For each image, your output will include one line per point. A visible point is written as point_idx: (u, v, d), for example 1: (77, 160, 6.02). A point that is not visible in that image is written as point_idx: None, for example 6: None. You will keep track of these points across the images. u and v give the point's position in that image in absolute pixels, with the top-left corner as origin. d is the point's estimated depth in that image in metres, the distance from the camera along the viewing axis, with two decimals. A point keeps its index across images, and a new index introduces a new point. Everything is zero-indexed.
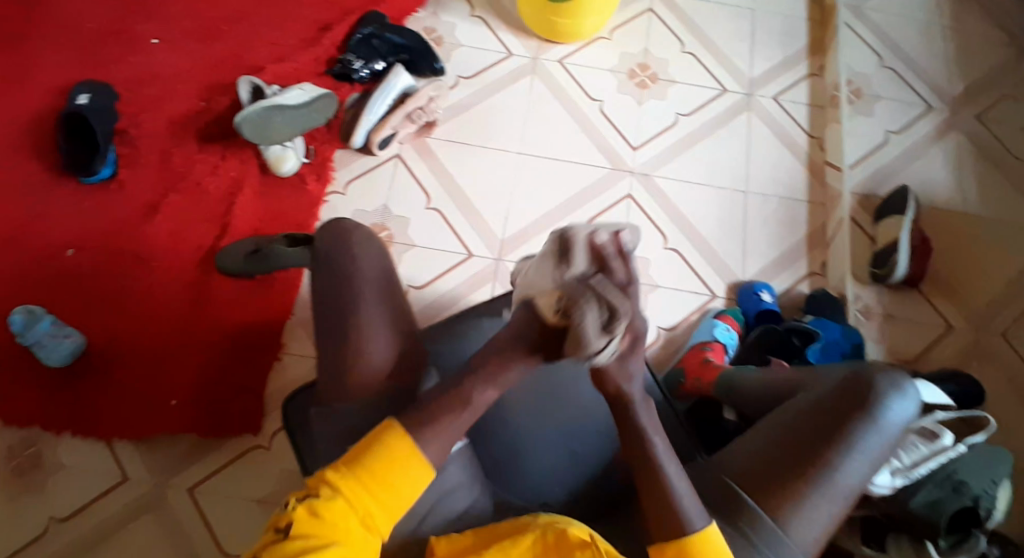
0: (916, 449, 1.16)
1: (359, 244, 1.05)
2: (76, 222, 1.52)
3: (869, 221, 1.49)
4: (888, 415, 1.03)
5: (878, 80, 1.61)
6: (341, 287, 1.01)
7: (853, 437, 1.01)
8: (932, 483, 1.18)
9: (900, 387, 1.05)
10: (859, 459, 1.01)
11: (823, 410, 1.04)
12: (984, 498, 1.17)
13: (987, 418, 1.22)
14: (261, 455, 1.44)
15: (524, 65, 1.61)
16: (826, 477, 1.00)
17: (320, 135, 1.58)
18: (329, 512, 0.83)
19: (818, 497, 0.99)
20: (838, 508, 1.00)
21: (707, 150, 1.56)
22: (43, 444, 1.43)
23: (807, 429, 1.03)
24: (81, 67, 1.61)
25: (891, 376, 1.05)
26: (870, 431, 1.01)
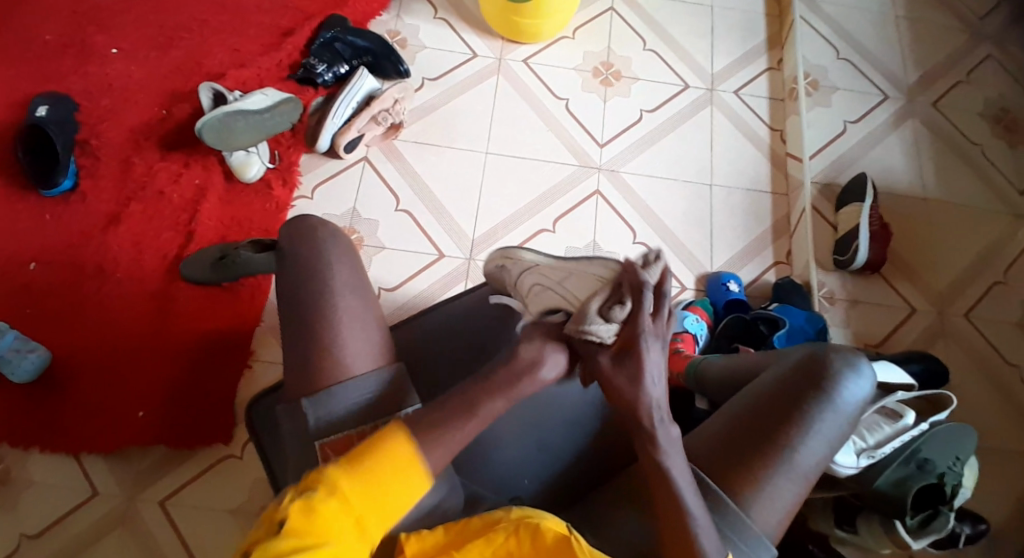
0: (880, 428, 1.19)
1: (324, 237, 1.05)
2: (37, 235, 1.50)
3: (829, 210, 1.53)
4: (843, 391, 1.04)
5: (835, 71, 1.64)
6: (310, 283, 1.01)
7: (810, 416, 1.03)
8: (898, 462, 1.18)
9: (854, 365, 1.07)
10: (815, 438, 1.02)
11: (781, 391, 1.05)
12: (949, 475, 1.18)
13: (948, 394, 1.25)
14: (234, 464, 1.42)
15: (489, 65, 1.62)
16: (785, 457, 1.01)
17: (286, 140, 1.57)
18: (320, 508, 0.81)
19: (778, 476, 1.00)
20: (800, 487, 1.01)
21: (672, 145, 1.58)
22: (10, 461, 1.39)
23: (766, 411, 1.04)
24: (37, 78, 1.58)
25: (846, 355, 1.07)
26: (826, 410, 1.03)
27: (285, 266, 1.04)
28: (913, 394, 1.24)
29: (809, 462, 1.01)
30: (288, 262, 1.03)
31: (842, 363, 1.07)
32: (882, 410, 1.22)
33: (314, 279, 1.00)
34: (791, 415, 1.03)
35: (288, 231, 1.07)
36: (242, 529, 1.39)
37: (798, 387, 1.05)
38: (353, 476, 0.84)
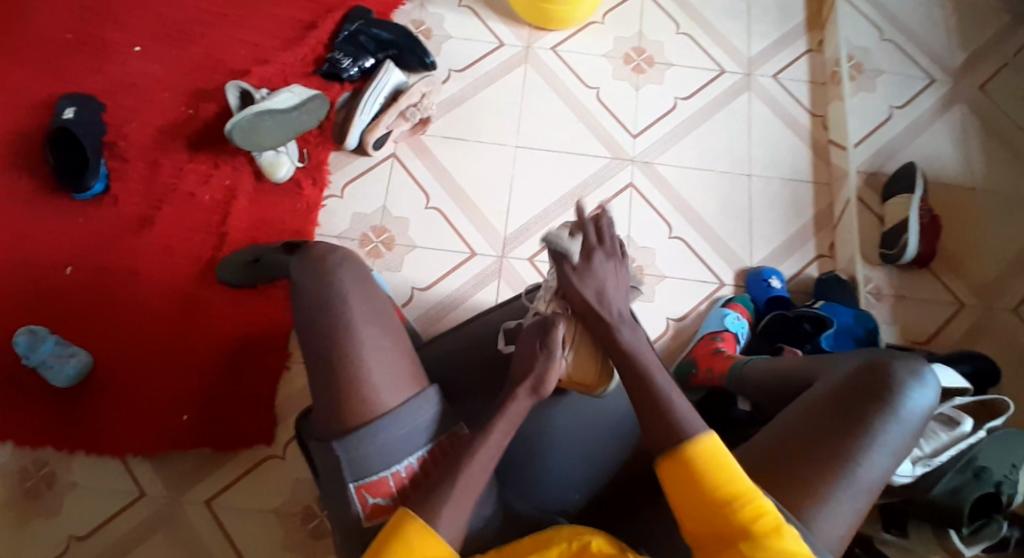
0: (937, 436, 1.22)
1: (335, 265, 1.08)
2: (71, 239, 1.50)
3: (874, 200, 1.48)
4: (907, 403, 1.01)
5: (878, 53, 1.57)
6: (325, 310, 1.04)
7: (873, 428, 1.00)
8: (953, 470, 1.20)
9: (917, 374, 1.04)
10: (880, 451, 0.99)
11: (840, 402, 1.02)
12: (1006, 484, 1.18)
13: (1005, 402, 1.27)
14: (275, 466, 1.44)
15: (517, 55, 1.58)
16: (848, 471, 0.98)
17: (313, 138, 1.55)
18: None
19: (842, 491, 0.97)
20: (862, 501, 0.99)
21: (706, 134, 1.53)
22: (55, 464, 1.42)
23: (826, 423, 1.02)
24: (63, 79, 1.57)
25: (908, 363, 1.05)
26: (890, 423, 1.00)
27: (301, 299, 1.06)
28: (970, 399, 1.24)
29: (873, 476, 0.99)
30: (301, 296, 1.06)
31: (903, 371, 1.04)
32: (939, 417, 1.24)
33: (328, 309, 1.04)
34: (853, 427, 1.00)
35: (303, 264, 1.09)
36: (284, 530, 1.41)
37: (858, 398, 1.02)
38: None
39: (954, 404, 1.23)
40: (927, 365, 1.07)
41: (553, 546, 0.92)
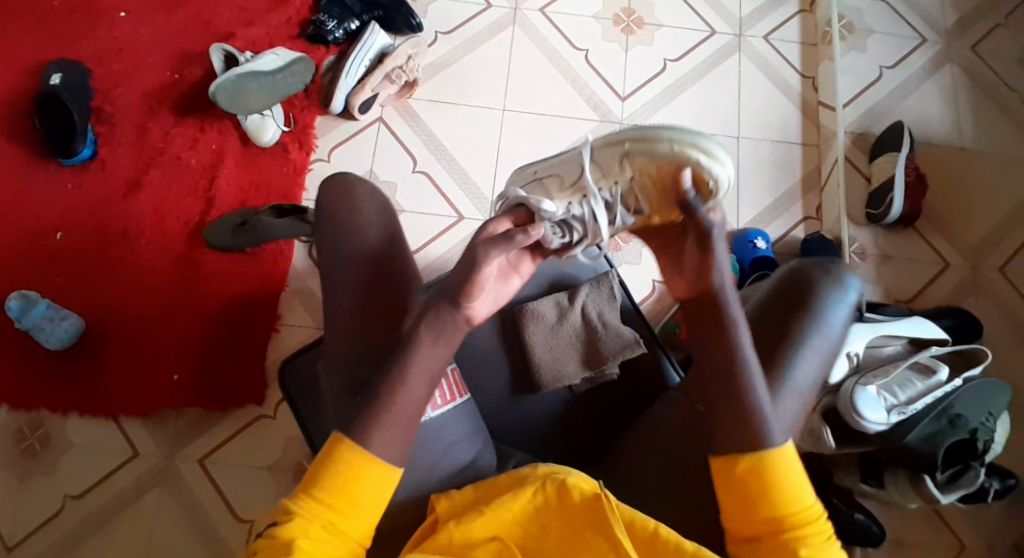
0: (912, 385, 1.23)
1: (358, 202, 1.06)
2: (60, 204, 1.51)
3: (862, 160, 1.49)
4: (831, 310, 1.01)
5: (871, 13, 1.56)
6: (334, 255, 1.03)
7: (801, 335, 0.99)
8: (929, 418, 1.21)
9: (839, 279, 1.02)
10: (811, 358, 0.99)
11: (770, 316, 1.01)
12: (982, 430, 1.21)
13: (981, 352, 1.27)
14: (267, 424, 1.47)
15: (504, 16, 1.56)
16: (785, 379, 0.97)
17: (299, 102, 1.54)
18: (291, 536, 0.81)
19: (783, 397, 0.97)
20: (799, 406, 0.98)
21: (697, 95, 1.51)
22: (50, 425, 1.45)
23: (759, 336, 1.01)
24: (48, 43, 1.56)
25: (827, 267, 1.03)
26: (815, 327, 0.99)
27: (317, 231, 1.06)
28: (948, 349, 1.27)
29: (808, 381, 0.99)
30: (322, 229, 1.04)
31: (825, 279, 1.02)
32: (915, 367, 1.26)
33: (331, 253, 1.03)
34: (783, 337, 1.00)
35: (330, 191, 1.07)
36: (277, 485, 1.44)
37: (784, 309, 1.01)
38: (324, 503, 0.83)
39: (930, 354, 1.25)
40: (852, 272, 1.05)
41: (527, 487, 0.90)
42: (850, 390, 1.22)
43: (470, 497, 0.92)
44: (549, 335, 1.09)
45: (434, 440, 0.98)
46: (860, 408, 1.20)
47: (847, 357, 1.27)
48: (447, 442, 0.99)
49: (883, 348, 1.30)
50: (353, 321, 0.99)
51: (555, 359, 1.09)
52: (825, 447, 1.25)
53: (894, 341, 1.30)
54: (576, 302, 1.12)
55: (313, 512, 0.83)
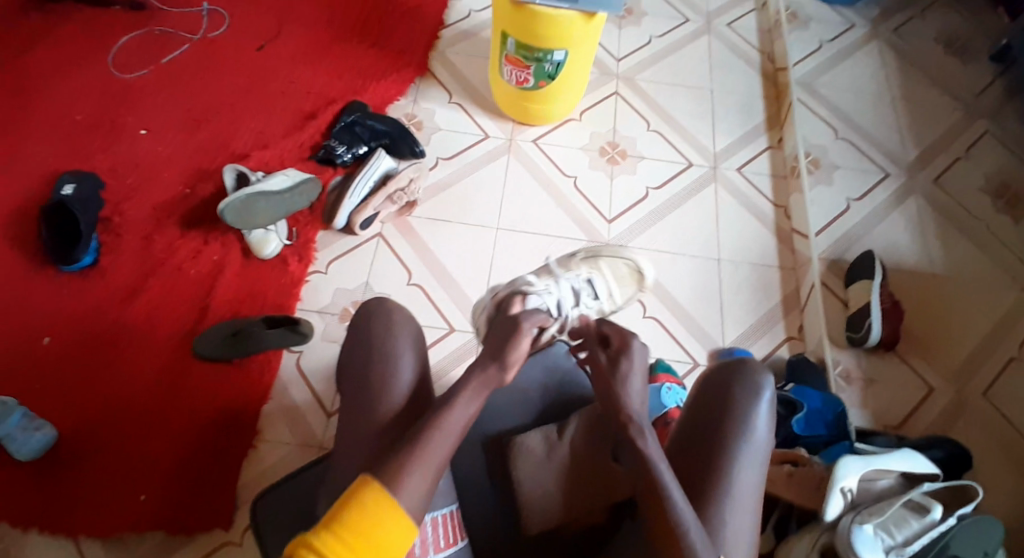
0: (908, 525, 1.24)
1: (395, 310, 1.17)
2: (55, 309, 1.51)
3: (839, 286, 1.57)
4: (755, 421, 1.12)
5: (835, 150, 1.70)
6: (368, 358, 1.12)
7: (733, 449, 1.10)
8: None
9: (756, 391, 1.13)
10: (748, 465, 1.10)
11: (702, 429, 1.12)
12: None
13: (973, 487, 1.28)
14: (233, 551, 1.39)
15: (501, 146, 1.68)
16: (727, 491, 1.09)
17: (303, 218, 1.61)
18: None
19: (730, 511, 1.08)
20: (747, 515, 1.10)
21: (678, 220, 1.61)
22: (8, 543, 1.37)
23: (695, 455, 1.11)
24: (66, 158, 1.63)
25: (744, 379, 1.14)
26: (744, 440, 1.11)
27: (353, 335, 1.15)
28: (939, 485, 1.29)
29: (750, 489, 1.10)
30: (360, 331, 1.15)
31: (743, 387, 1.14)
32: (910, 504, 1.27)
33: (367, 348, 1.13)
34: (719, 447, 1.10)
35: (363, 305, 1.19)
36: None
37: (712, 423, 1.12)
38: (345, 542, 0.95)
39: (923, 491, 1.26)
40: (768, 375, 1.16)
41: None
42: (847, 530, 1.24)
43: None
44: (537, 465, 1.19)
45: None
46: (857, 549, 1.21)
47: (842, 491, 1.28)
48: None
49: (876, 482, 1.31)
50: (374, 413, 1.09)
51: (540, 483, 1.18)
52: None
53: (887, 475, 1.31)
54: (565, 435, 1.21)
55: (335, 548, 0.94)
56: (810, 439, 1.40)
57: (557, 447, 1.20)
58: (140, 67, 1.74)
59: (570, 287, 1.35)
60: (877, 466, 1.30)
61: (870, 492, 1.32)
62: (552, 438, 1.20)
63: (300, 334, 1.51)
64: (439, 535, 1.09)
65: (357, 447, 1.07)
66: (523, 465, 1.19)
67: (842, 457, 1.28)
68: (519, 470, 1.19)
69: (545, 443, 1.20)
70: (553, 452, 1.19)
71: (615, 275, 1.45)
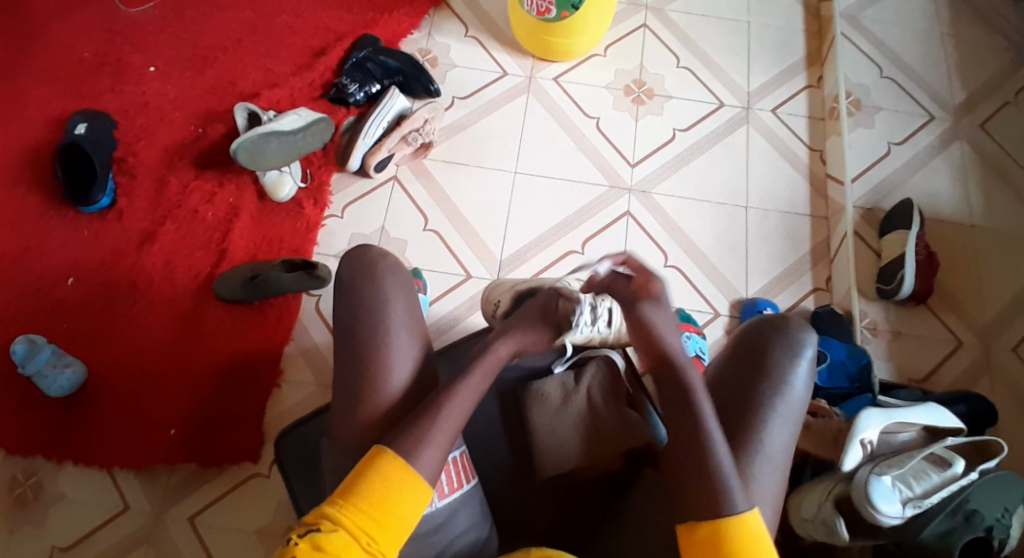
0: (927, 477, 1.21)
1: (384, 271, 1.10)
2: (75, 252, 1.53)
3: (872, 235, 1.50)
4: (794, 375, 1.09)
5: (877, 91, 1.60)
6: (359, 311, 1.08)
7: (767, 402, 1.08)
8: (944, 513, 1.17)
9: (797, 345, 1.10)
10: (781, 421, 1.07)
11: (734, 387, 1.10)
12: (997, 528, 1.16)
13: (997, 443, 1.24)
14: (261, 483, 1.44)
15: (519, 84, 1.61)
16: (755, 448, 1.06)
17: (317, 159, 1.58)
18: (333, 548, 0.92)
19: (758, 467, 1.05)
20: (775, 471, 1.06)
21: (704, 166, 1.54)
22: (44, 474, 1.43)
23: (731, 408, 1.09)
24: (78, 98, 1.61)
25: (787, 337, 1.11)
26: (780, 393, 1.08)
27: (340, 296, 1.10)
28: (962, 439, 1.26)
29: (779, 445, 1.07)
30: (345, 292, 1.09)
31: (785, 342, 1.11)
32: (930, 458, 1.24)
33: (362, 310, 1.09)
34: (749, 406, 1.08)
35: (345, 259, 1.13)
36: (267, 549, 1.40)
37: (748, 376, 1.10)
38: (357, 506, 0.95)
39: (945, 444, 1.24)
40: (811, 332, 1.13)
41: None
42: (864, 480, 1.21)
43: None
44: (552, 415, 1.20)
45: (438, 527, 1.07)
46: (873, 500, 1.18)
47: (860, 443, 1.26)
48: (452, 526, 1.08)
49: (897, 435, 1.30)
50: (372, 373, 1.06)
51: (552, 433, 1.19)
52: (838, 539, 1.23)
53: (908, 428, 1.30)
54: (581, 384, 1.22)
55: (358, 514, 0.95)
56: (829, 391, 1.37)
57: (576, 398, 1.21)
58: (147, 4, 1.70)
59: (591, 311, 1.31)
60: (899, 419, 1.27)
61: (889, 445, 1.31)
62: (566, 391, 1.22)
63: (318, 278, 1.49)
64: (444, 482, 1.08)
65: (357, 417, 1.06)
66: (537, 416, 1.20)
67: (862, 409, 1.27)
68: (535, 418, 1.20)
69: (558, 395, 1.21)
70: (570, 403, 1.21)
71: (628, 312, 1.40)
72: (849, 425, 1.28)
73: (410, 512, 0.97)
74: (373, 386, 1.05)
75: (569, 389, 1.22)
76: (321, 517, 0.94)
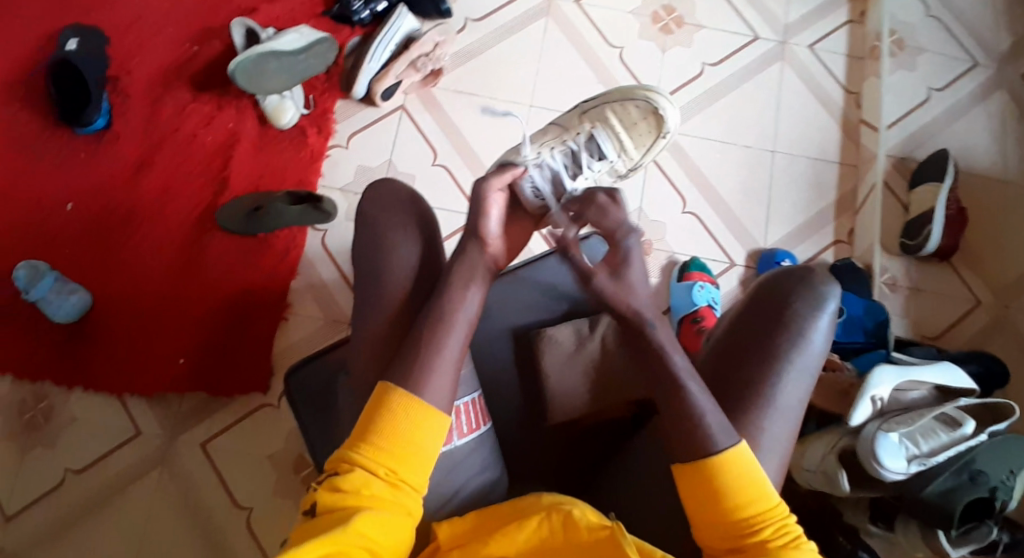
0: (936, 436, 1.20)
1: (401, 215, 1.05)
2: (73, 174, 1.47)
3: (902, 187, 1.43)
4: (813, 329, 1.02)
5: (923, 29, 1.49)
6: (370, 262, 1.03)
7: (782, 357, 1.01)
8: (949, 471, 1.16)
9: (819, 299, 1.03)
10: (796, 377, 1.01)
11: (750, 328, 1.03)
12: (1000, 490, 1.15)
13: (1011, 405, 1.23)
14: (270, 413, 1.44)
15: (538, 6, 1.50)
16: (769, 402, 0.99)
17: (320, 83, 1.49)
18: (355, 487, 0.86)
19: (770, 420, 0.99)
20: (789, 424, 1.00)
21: (734, 104, 1.46)
22: (54, 398, 1.42)
23: (744, 362, 1.02)
24: (68, 8, 1.52)
25: (809, 290, 1.04)
26: (797, 348, 1.01)
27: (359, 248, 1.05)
28: (975, 400, 1.23)
29: (795, 401, 1.00)
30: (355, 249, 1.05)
31: (806, 294, 1.03)
32: (941, 417, 1.22)
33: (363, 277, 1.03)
34: (761, 375, 1.00)
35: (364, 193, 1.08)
36: (277, 476, 1.41)
37: (764, 327, 1.03)
38: (372, 447, 0.89)
39: (957, 405, 1.21)
40: (833, 286, 1.06)
41: (530, 518, 0.88)
42: (872, 435, 1.19)
43: (467, 526, 0.91)
44: (563, 360, 1.14)
45: (451, 470, 1.01)
46: (879, 455, 1.16)
47: (871, 399, 1.22)
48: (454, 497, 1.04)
49: (908, 392, 1.26)
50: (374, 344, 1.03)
51: (561, 378, 1.13)
52: (837, 487, 1.23)
53: (920, 387, 1.26)
54: (596, 332, 1.16)
55: (372, 457, 0.88)
56: (843, 345, 1.33)
57: (591, 342, 1.15)
58: None
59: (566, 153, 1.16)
60: (912, 377, 1.24)
61: (899, 403, 1.27)
62: (576, 336, 1.15)
63: (322, 212, 1.44)
64: (462, 421, 1.02)
65: (349, 379, 1.01)
66: (545, 360, 1.14)
67: (875, 364, 1.23)
68: (542, 358, 1.14)
69: (565, 337, 1.15)
70: (583, 350, 1.14)
71: (628, 124, 1.19)
72: (860, 381, 1.24)
73: (428, 448, 0.90)
74: (363, 352, 1.00)
75: (580, 337, 1.15)
76: (339, 461, 0.89)
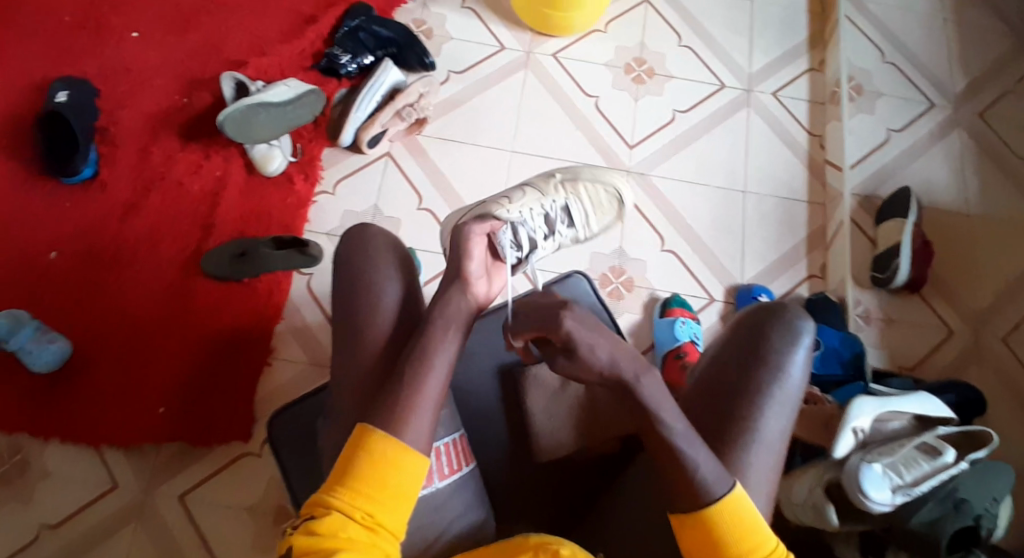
0: (917, 466, 1.19)
1: (380, 253, 1.06)
2: (58, 222, 1.48)
3: (868, 223, 1.49)
4: (790, 361, 1.02)
5: (879, 75, 1.60)
6: (355, 291, 1.03)
7: (762, 390, 1.01)
8: (934, 500, 1.15)
9: (795, 332, 1.04)
10: (778, 408, 1.01)
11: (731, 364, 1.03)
12: (985, 517, 1.14)
13: (988, 432, 1.23)
14: (253, 462, 1.41)
15: (517, 59, 1.58)
16: (753, 436, 0.99)
17: (307, 132, 1.54)
18: (331, 529, 0.86)
19: (755, 455, 0.99)
20: (772, 458, 1.00)
21: (705, 147, 1.53)
22: (30, 451, 1.39)
23: (726, 398, 1.02)
24: (59, 62, 1.56)
25: (785, 323, 1.04)
26: (777, 380, 1.01)
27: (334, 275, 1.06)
28: (953, 428, 1.24)
29: (778, 433, 1.00)
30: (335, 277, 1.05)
31: (782, 328, 1.04)
32: (921, 446, 1.22)
33: (355, 294, 1.03)
34: (750, 394, 1.01)
35: (342, 237, 1.09)
36: (257, 527, 1.37)
37: (743, 362, 1.03)
38: (351, 491, 0.89)
39: (936, 433, 1.21)
40: (807, 319, 1.06)
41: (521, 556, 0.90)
42: (855, 467, 1.19)
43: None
44: (550, 399, 1.14)
45: (439, 513, 0.99)
46: (863, 487, 1.15)
47: (853, 431, 1.24)
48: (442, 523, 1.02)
49: (888, 422, 1.28)
50: None
51: (549, 416, 1.13)
52: (827, 522, 1.21)
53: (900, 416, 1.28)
54: (578, 372, 1.16)
55: (350, 501, 0.88)
56: (823, 378, 1.36)
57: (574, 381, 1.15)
58: None
59: (543, 214, 1.21)
60: (891, 407, 1.26)
61: (881, 433, 1.28)
62: (557, 376, 1.15)
63: (309, 257, 1.46)
64: (443, 463, 1.01)
65: (344, 391, 1.00)
66: (532, 399, 1.14)
67: (855, 396, 1.25)
68: (531, 398, 1.14)
69: (549, 377, 1.15)
70: (567, 388, 1.15)
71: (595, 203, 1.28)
72: (841, 413, 1.27)
73: (405, 494, 0.90)
74: (357, 368, 1.00)
75: (562, 376, 1.16)
76: (317, 504, 0.88)
